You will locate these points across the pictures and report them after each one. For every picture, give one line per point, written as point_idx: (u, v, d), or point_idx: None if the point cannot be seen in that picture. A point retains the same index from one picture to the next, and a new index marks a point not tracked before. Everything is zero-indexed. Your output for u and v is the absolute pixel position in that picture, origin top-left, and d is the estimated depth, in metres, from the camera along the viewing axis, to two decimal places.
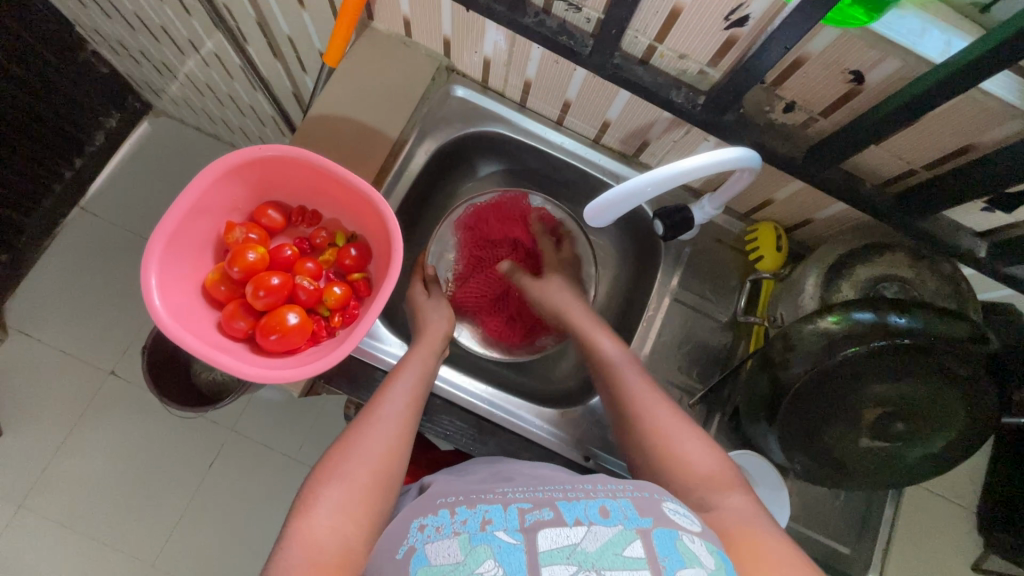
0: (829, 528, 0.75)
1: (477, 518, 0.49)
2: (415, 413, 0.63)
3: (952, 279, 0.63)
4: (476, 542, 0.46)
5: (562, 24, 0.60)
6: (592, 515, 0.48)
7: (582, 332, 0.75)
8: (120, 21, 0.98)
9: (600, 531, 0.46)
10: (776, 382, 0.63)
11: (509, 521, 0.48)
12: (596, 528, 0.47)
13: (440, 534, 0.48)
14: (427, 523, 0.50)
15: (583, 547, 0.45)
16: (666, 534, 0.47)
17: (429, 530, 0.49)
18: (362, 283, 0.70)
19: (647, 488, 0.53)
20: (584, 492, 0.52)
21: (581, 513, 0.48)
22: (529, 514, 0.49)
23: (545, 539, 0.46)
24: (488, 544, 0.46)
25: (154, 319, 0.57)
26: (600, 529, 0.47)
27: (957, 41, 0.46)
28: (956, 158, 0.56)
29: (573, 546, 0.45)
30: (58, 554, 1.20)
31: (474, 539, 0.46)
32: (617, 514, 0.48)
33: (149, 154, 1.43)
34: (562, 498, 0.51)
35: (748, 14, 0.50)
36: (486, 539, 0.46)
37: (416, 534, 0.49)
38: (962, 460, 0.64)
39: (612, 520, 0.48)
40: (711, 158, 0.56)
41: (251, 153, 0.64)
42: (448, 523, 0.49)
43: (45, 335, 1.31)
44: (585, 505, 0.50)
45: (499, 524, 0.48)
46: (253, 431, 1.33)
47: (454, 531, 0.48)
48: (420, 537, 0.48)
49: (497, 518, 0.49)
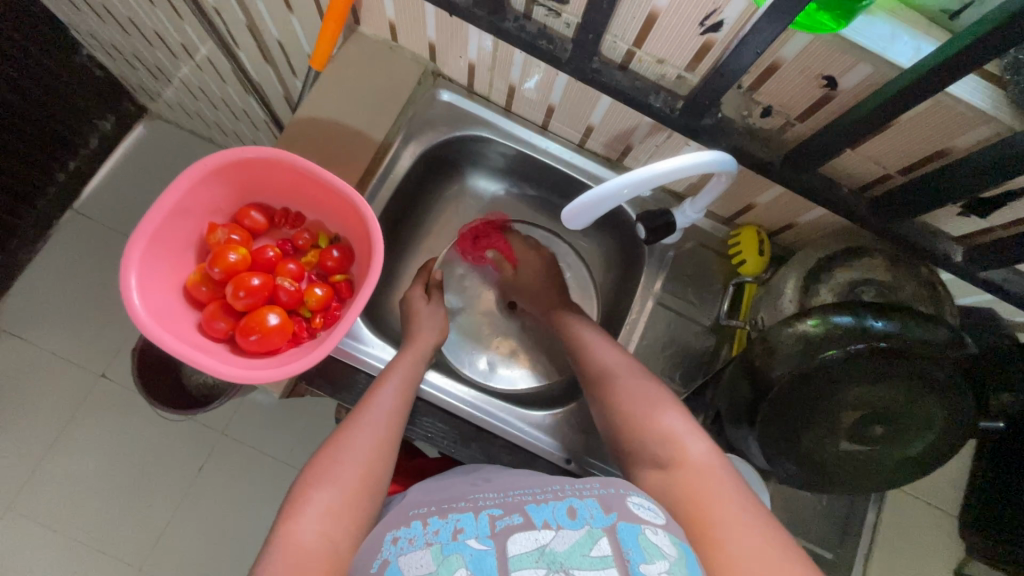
0: (812, 533, 0.76)
1: (449, 527, 0.48)
2: (401, 420, 0.63)
3: (929, 283, 0.64)
4: (448, 552, 0.45)
5: (542, 29, 0.61)
6: (560, 517, 0.48)
7: (626, 384, 0.66)
8: (113, 26, 0.99)
9: (567, 534, 0.46)
10: (756, 385, 0.63)
11: (479, 527, 0.48)
12: (562, 531, 0.46)
13: (414, 545, 0.47)
14: (400, 535, 0.49)
15: (551, 549, 0.45)
16: (630, 528, 0.46)
17: (402, 542, 0.48)
18: (344, 284, 0.71)
19: (613, 483, 0.52)
20: (552, 493, 0.52)
21: (548, 516, 0.48)
22: (499, 521, 0.48)
23: (515, 545, 0.45)
24: (460, 552, 0.45)
25: (133, 319, 0.57)
26: (567, 532, 0.46)
27: (925, 47, 0.47)
28: (930, 164, 0.57)
29: (542, 548, 0.45)
30: (45, 557, 1.19)
31: (446, 549, 0.46)
32: (584, 514, 0.48)
33: (143, 158, 1.44)
34: (531, 502, 0.50)
35: (722, 19, 0.50)
36: (458, 548, 0.46)
37: (389, 547, 0.48)
38: (939, 464, 0.65)
39: (578, 521, 0.47)
40: (686, 161, 0.57)
41: (233, 155, 0.64)
42: (421, 534, 0.48)
43: (36, 337, 1.31)
44: (552, 507, 0.49)
45: (470, 532, 0.47)
46: (244, 434, 1.32)
47: (427, 541, 0.47)
48: (393, 550, 0.47)
49: (469, 526, 0.48)
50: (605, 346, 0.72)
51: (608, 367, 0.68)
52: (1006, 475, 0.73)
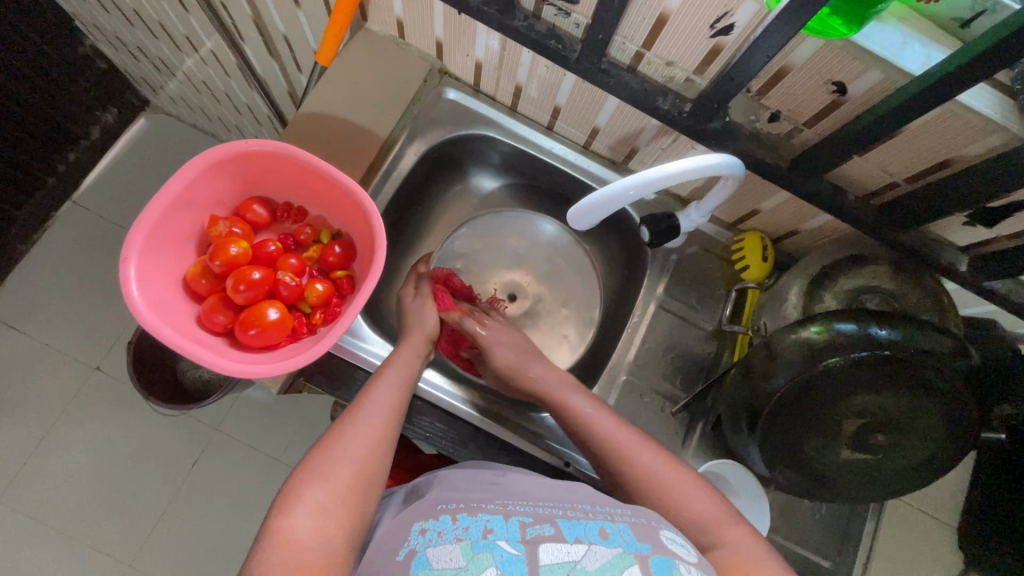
0: (810, 541, 0.75)
1: (479, 526, 0.47)
2: (398, 417, 0.62)
3: (934, 293, 0.64)
4: (479, 549, 0.44)
5: (551, 28, 0.61)
6: (592, 535, 0.47)
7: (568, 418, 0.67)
8: (118, 16, 0.98)
9: (600, 551, 0.45)
10: (757, 392, 0.63)
11: (510, 531, 0.47)
12: (595, 547, 0.45)
13: (442, 538, 0.46)
14: (428, 527, 0.48)
15: (582, 565, 0.43)
16: (663, 561, 0.45)
17: (431, 533, 0.47)
18: (345, 280, 0.70)
19: (644, 514, 0.52)
20: (583, 512, 0.51)
21: (581, 532, 0.47)
22: (531, 528, 0.47)
23: (547, 554, 0.44)
24: (491, 551, 0.44)
25: (131, 310, 0.57)
26: (600, 549, 0.45)
27: (936, 54, 0.47)
28: (938, 172, 0.57)
29: (573, 563, 0.44)
30: (34, 551, 1.18)
31: (476, 546, 0.44)
32: (617, 537, 0.47)
33: (143, 150, 1.43)
34: (563, 516, 0.49)
35: (733, 23, 0.50)
36: (488, 547, 0.44)
37: (416, 537, 0.47)
38: (939, 476, 0.64)
39: (611, 542, 0.46)
40: (695, 164, 0.57)
41: (238, 147, 0.64)
42: (450, 529, 0.47)
43: (31, 328, 1.30)
44: (585, 525, 0.48)
45: (501, 534, 0.46)
46: (238, 430, 1.31)
47: (457, 536, 0.46)
48: (421, 541, 0.47)
49: (500, 528, 0.47)
50: (547, 370, 0.74)
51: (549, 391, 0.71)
52: (1006, 487, 0.73)
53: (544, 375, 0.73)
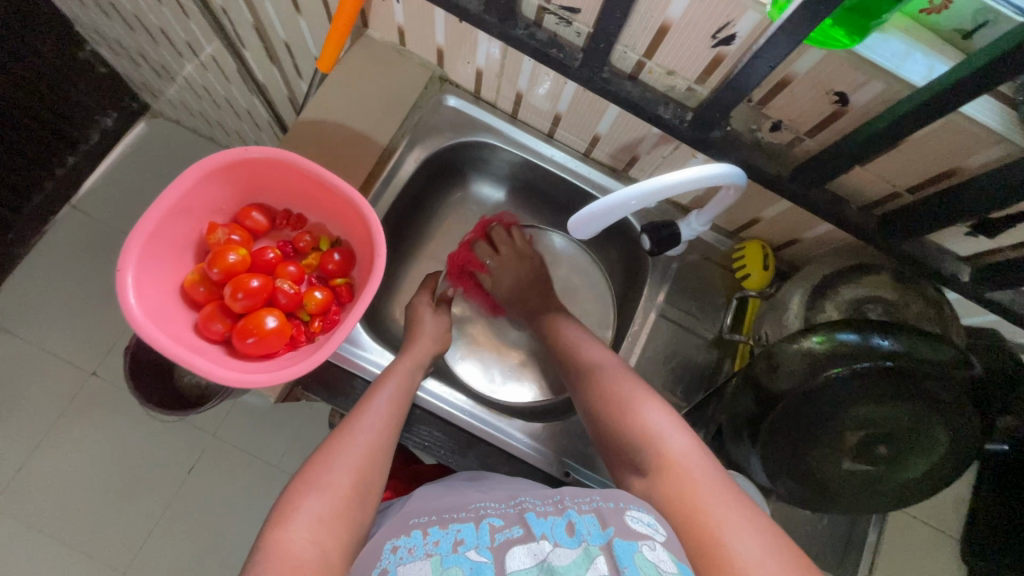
0: (812, 551, 0.74)
1: (450, 539, 0.48)
2: (396, 426, 0.62)
3: (936, 304, 0.63)
4: (448, 565, 0.44)
5: (553, 37, 0.60)
6: (558, 532, 0.47)
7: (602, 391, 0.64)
8: (118, 21, 0.98)
9: (564, 552, 0.45)
10: (760, 400, 0.62)
11: (479, 538, 0.47)
12: (559, 549, 0.45)
13: (413, 555, 0.46)
14: (400, 545, 0.48)
15: (549, 564, 0.44)
16: (627, 545, 0.45)
17: (402, 552, 0.47)
18: (344, 288, 0.70)
19: (614, 496, 0.51)
20: (553, 506, 0.51)
21: (548, 529, 0.47)
22: (500, 533, 0.48)
23: (514, 559, 0.45)
24: (460, 565, 0.44)
25: (127, 316, 0.56)
26: (564, 551, 0.45)
27: (938, 66, 0.46)
28: (939, 182, 0.57)
29: (540, 564, 0.44)
30: (27, 558, 1.17)
31: (446, 561, 0.45)
32: (582, 530, 0.47)
33: (142, 155, 1.42)
34: (532, 513, 0.50)
35: (735, 32, 0.50)
36: (458, 561, 0.45)
37: (388, 556, 0.47)
38: (941, 489, 0.64)
39: (576, 538, 0.46)
40: (697, 174, 0.57)
41: (237, 155, 0.63)
42: (421, 544, 0.47)
43: (27, 333, 1.29)
44: (553, 521, 0.48)
45: (470, 544, 0.47)
46: (235, 436, 1.30)
47: (427, 552, 0.46)
48: (393, 560, 0.47)
49: (469, 537, 0.48)
50: (590, 345, 0.72)
51: (583, 363, 0.69)
52: (1008, 498, 0.73)
53: (585, 350, 0.71)
